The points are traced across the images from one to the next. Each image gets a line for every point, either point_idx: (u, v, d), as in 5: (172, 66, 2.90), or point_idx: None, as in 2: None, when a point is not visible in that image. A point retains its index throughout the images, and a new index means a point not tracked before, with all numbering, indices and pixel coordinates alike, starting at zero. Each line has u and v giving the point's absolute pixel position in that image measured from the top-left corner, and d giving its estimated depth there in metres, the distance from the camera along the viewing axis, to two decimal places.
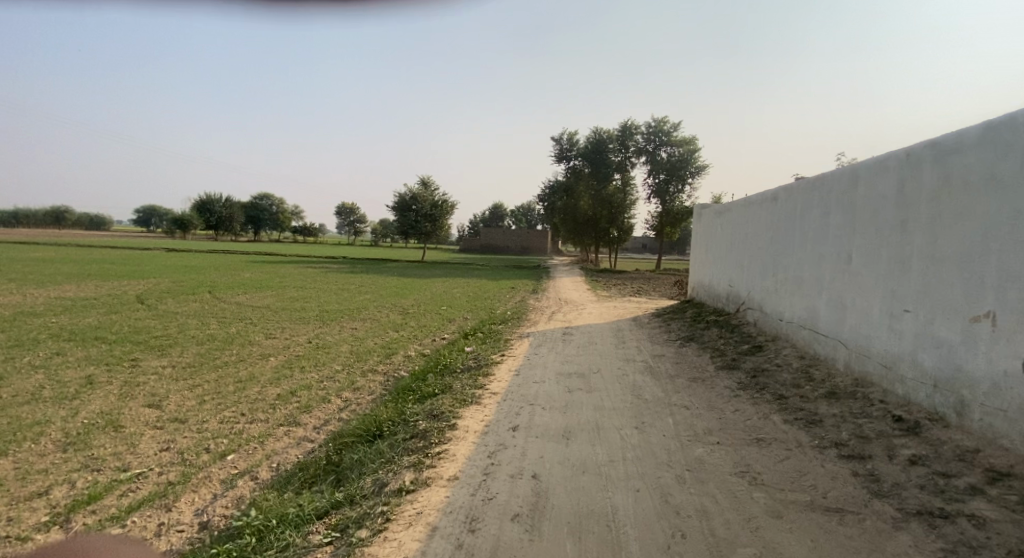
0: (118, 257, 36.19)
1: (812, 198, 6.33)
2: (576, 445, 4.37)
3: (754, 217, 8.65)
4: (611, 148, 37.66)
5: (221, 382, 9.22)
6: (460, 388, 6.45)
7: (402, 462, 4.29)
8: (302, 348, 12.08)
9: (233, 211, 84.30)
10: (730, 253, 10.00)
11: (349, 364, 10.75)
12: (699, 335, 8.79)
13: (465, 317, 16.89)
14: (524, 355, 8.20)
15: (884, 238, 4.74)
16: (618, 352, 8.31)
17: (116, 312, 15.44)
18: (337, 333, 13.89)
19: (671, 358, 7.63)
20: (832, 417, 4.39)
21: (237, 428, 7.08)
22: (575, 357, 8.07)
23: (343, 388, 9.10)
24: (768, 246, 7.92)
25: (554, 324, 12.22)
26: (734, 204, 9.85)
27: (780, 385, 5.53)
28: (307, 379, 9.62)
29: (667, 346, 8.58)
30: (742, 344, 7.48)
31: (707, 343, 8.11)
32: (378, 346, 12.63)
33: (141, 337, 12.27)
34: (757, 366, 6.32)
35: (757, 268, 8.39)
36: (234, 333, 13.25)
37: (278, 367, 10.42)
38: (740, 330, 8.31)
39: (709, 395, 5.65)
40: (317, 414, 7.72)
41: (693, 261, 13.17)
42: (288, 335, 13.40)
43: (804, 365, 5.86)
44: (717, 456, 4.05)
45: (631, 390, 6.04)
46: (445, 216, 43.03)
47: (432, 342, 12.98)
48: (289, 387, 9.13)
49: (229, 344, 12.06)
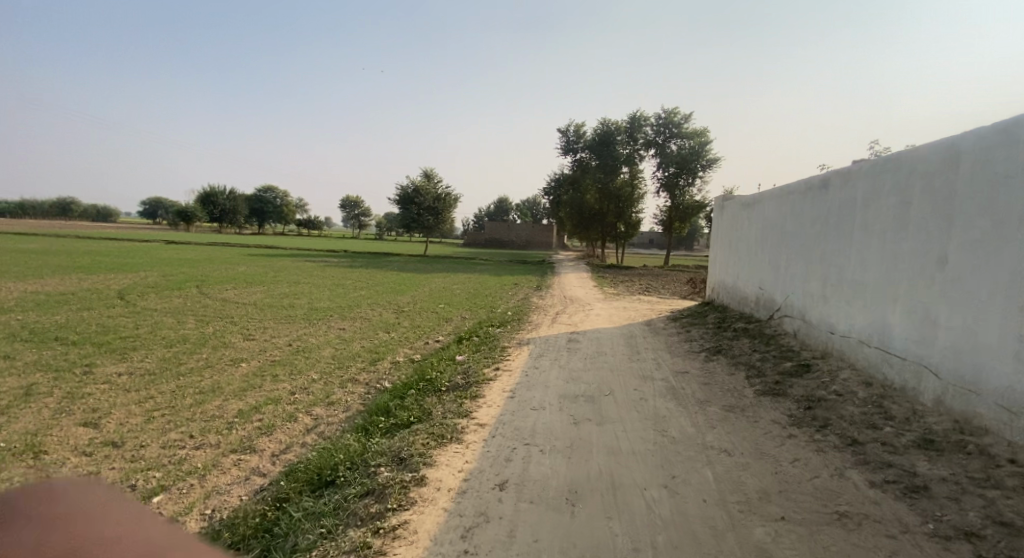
0: (112, 248, 35.05)
1: (885, 184, 5.18)
2: (585, 518, 3.18)
3: (794, 210, 7.47)
4: (620, 140, 36.39)
5: (177, 391, 8.04)
6: (441, 415, 5.23)
7: (342, 544, 3.14)
8: (280, 352, 10.88)
9: (236, 204, 83.57)
10: (761, 251, 8.82)
11: (328, 373, 9.55)
12: (729, 347, 7.57)
13: (465, 317, 15.65)
14: (522, 370, 6.99)
15: (1010, 236, 3.60)
16: (634, 367, 7.09)
17: (89, 308, 14.31)
18: (321, 336, 12.66)
19: (697, 377, 6.44)
20: (943, 483, 3.26)
21: (177, 454, 5.90)
22: (583, 372, 6.86)
23: (315, 404, 7.88)
24: (815, 243, 6.74)
25: (560, 328, 10.98)
26: (767, 194, 8.62)
27: (846, 424, 4.37)
28: (275, 391, 8.41)
29: (690, 359, 7.37)
30: (783, 363, 6.30)
31: (739, 358, 6.92)
32: (364, 351, 11.40)
33: (104, 337, 11.08)
34: (810, 394, 5.13)
35: (798, 269, 7.22)
36: (209, 334, 12.07)
37: (248, 375, 9.22)
38: (777, 343, 7.12)
39: (756, 435, 4.47)
40: (278, 437, 6.52)
41: (713, 258, 11.96)
42: (267, 337, 12.18)
43: (874, 396, 4.69)
44: (787, 544, 2.86)
45: (653, 424, 4.84)
46: (448, 210, 41.88)
47: (424, 347, 11.73)
48: (253, 400, 7.92)
49: (200, 346, 10.87)
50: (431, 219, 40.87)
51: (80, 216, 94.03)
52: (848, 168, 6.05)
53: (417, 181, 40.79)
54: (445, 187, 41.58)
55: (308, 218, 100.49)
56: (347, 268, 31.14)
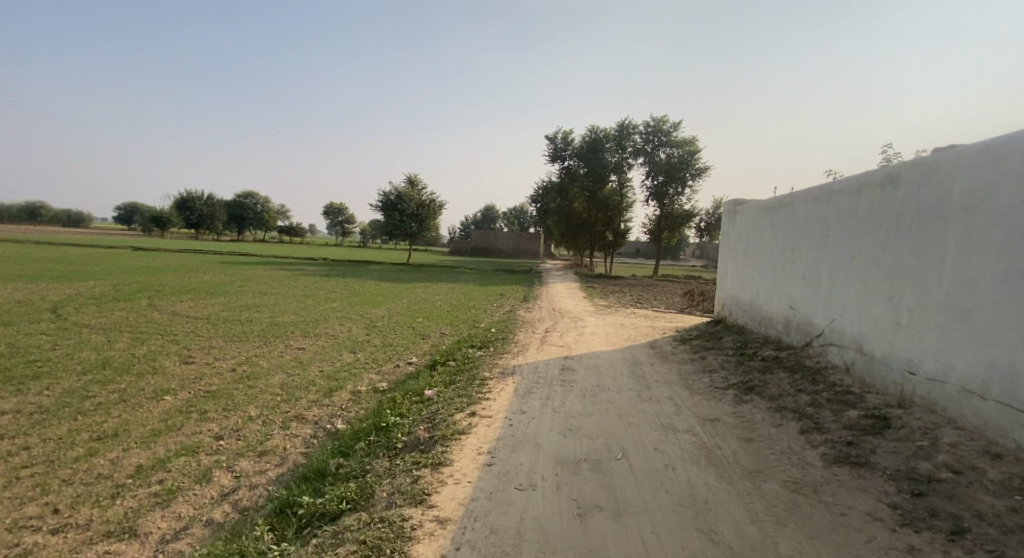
0: (72, 255, 32.73)
1: (1006, 178, 3.81)
2: None
3: (841, 213, 6.04)
4: (608, 148, 34.41)
5: (65, 437, 6.37)
6: (385, 499, 3.72)
7: None
8: (218, 380, 9.15)
9: (213, 209, 80.71)
10: (791, 263, 7.35)
11: (269, 410, 7.83)
12: (762, 383, 6.06)
13: (443, 334, 13.99)
14: (505, 415, 5.41)
15: None
16: (647, 412, 5.56)
17: (7, 324, 12.42)
18: (273, 358, 10.88)
19: (733, 430, 4.91)
20: None
21: (21, 546, 4.45)
22: (584, 420, 5.30)
23: (241, 455, 6.22)
24: (872, 253, 5.38)
25: (549, 351, 9.45)
26: (799, 195, 7.26)
27: (995, 534, 2.95)
28: (194, 435, 6.71)
29: (716, 399, 5.87)
30: (845, 411, 4.81)
31: (781, 400, 5.45)
32: (320, 378, 9.67)
33: (5, 361, 9.27)
34: (911, 468, 3.68)
35: (846, 286, 5.85)
36: (139, 356, 10.28)
37: (168, 412, 7.48)
38: (825, 379, 5.68)
39: (858, 547, 2.99)
40: (174, 511, 4.88)
41: (723, 271, 10.56)
42: (209, 359, 10.41)
43: (1013, 478, 3.32)
44: None
45: (693, 521, 3.34)
46: (433, 217, 40.26)
47: (392, 372, 10.04)
48: (162, 450, 6.22)
49: (121, 373, 9.10)
50: (416, 225, 39.21)
51: (50, 221, 90.36)
52: (930, 157, 4.66)
53: (402, 187, 39.04)
54: (430, 192, 40.09)
55: (288, 224, 97.77)
56: (321, 277, 29.31)
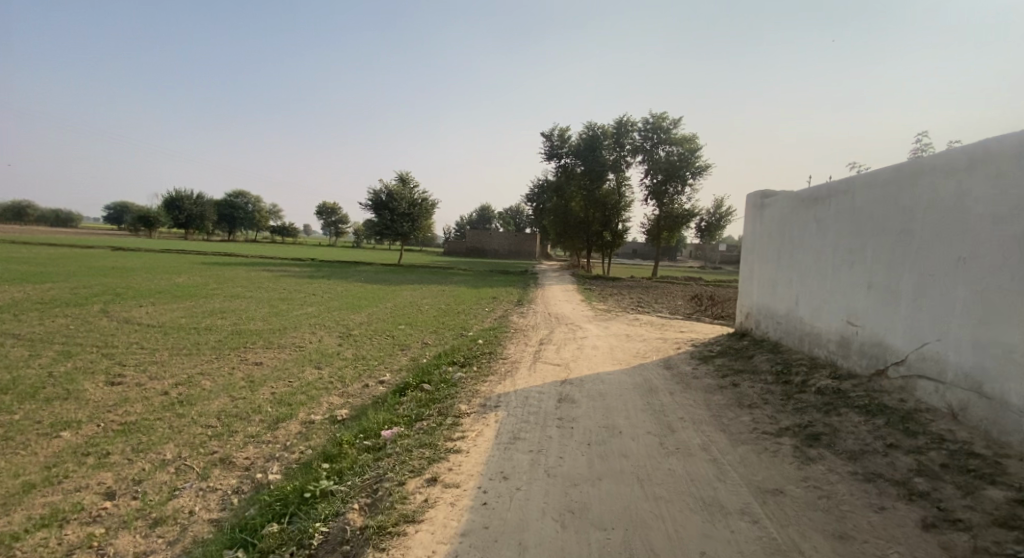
0: (43, 255, 30.82)
1: None
2: None
3: (932, 203, 4.48)
4: (606, 145, 32.58)
5: None
6: None
7: None
8: (141, 408, 7.51)
9: (202, 209, 78.91)
10: (847, 267, 5.81)
11: (191, 449, 6.18)
12: (830, 430, 4.49)
13: (425, 344, 12.37)
14: (481, 484, 3.81)
15: None
16: (679, 474, 3.98)
17: None
18: (221, 377, 9.24)
19: (813, 514, 3.32)
20: None
21: None
22: (591, 491, 3.71)
23: (129, 524, 4.65)
24: (989, 253, 3.85)
25: (544, 370, 7.84)
26: (858, 180, 5.73)
27: None
28: (77, 493, 5.11)
29: (769, 452, 4.29)
30: (981, 488, 3.25)
31: (866, 461, 3.88)
32: (268, 403, 7.98)
33: None
34: None
35: (940, 298, 4.31)
36: (55, 375, 8.61)
37: (57, 455, 5.86)
38: (922, 427, 4.12)
39: None
40: None
41: (748, 276, 9.00)
42: (140, 380, 8.75)
43: None
44: None
45: None
46: (425, 217, 38.74)
47: (357, 396, 8.41)
48: (20, 519, 4.66)
49: (23, 400, 7.44)
50: (406, 225, 37.62)
51: (36, 220, 88.26)
52: None
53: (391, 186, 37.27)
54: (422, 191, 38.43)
55: (280, 224, 95.93)
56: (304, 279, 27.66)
